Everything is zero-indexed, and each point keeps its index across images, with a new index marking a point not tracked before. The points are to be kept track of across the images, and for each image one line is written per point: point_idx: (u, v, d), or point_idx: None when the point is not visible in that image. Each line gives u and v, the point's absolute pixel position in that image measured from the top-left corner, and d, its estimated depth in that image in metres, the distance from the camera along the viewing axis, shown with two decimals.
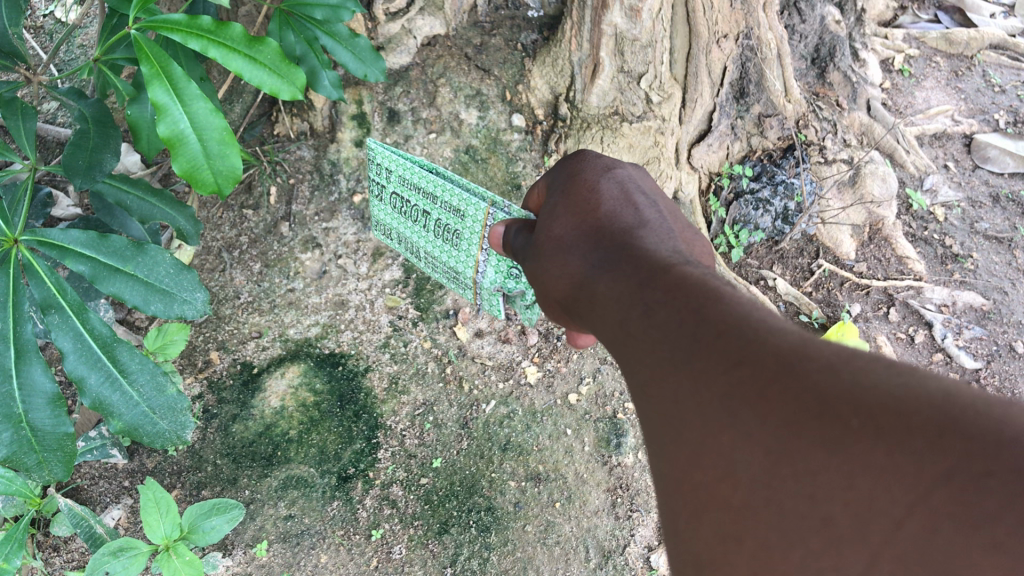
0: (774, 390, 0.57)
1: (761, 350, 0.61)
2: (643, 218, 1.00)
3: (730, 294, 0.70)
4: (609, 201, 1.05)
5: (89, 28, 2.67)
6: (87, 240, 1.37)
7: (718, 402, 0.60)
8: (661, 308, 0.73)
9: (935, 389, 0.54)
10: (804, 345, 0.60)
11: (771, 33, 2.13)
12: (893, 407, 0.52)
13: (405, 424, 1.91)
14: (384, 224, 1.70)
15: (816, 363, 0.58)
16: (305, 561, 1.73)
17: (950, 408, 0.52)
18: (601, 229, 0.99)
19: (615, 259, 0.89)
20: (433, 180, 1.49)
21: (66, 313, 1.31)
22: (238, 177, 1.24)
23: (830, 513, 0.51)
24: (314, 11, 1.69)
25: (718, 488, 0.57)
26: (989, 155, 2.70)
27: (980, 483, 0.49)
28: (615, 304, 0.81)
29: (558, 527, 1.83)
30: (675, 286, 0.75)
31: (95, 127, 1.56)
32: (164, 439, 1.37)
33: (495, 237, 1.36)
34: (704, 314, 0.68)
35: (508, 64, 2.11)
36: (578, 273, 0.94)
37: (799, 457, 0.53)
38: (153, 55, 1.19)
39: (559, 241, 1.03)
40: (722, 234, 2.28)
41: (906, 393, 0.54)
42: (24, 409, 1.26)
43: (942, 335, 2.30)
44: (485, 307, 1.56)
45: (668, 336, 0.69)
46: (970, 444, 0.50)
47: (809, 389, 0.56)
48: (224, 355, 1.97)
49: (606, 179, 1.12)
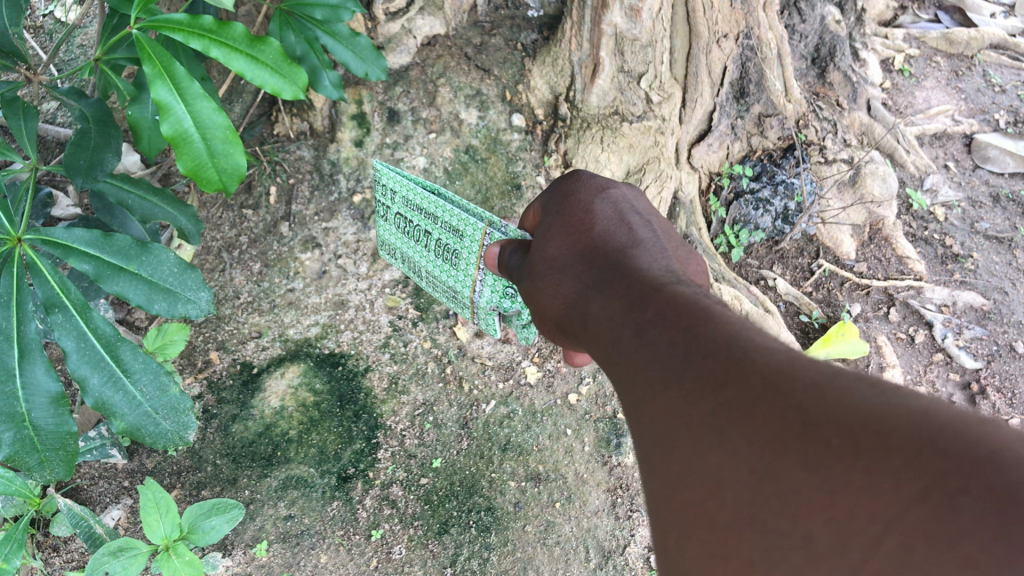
0: (758, 409, 0.57)
1: (748, 370, 0.60)
2: (637, 239, 1.00)
3: (721, 315, 0.70)
4: (603, 222, 1.05)
5: (89, 28, 2.67)
6: (91, 239, 1.36)
7: (705, 422, 0.60)
8: (651, 328, 0.73)
9: (914, 407, 0.52)
10: (789, 364, 0.60)
11: (771, 33, 2.13)
12: (873, 424, 0.52)
13: (404, 424, 1.90)
14: (388, 243, 1.71)
15: (802, 383, 0.57)
16: (305, 561, 1.73)
17: (929, 424, 0.50)
18: (595, 249, 0.99)
19: (609, 278, 0.89)
20: (432, 200, 1.49)
21: (69, 312, 1.31)
22: (242, 175, 1.24)
23: (811, 531, 0.50)
24: (314, 11, 1.68)
25: (705, 508, 0.57)
26: (989, 155, 2.69)
27: (958, 501, 0.46)
28: (606, 324, 0.81)
29: (558, 527, 1.83)
30: (666, 305, 0.75)
31: (96, 126, 1.56)
32: (166, 440, 1.37)
33: (491, 257, 1.34)
34: (695, 333, 0.68)
35: (508, 64, 2.12)
36: (574, 291, 0.95)
37: (781, 477, 0.53)
38: (155, 54, 1.19)
39: (554, 262, 1.04)
40: (722, 234, 2.28)
41: (887, 412, 0.52)
42: (26, 409, 1.26)
43: (942, 335, 2.29)
44: (481, 325, 1.56)
45: (658, 357, 0.69)
46: (949, 461, 0.48)
47: (793, 408, 0.56)
48: (224, 355, 1.97)
49: (602, 200, 1.11)
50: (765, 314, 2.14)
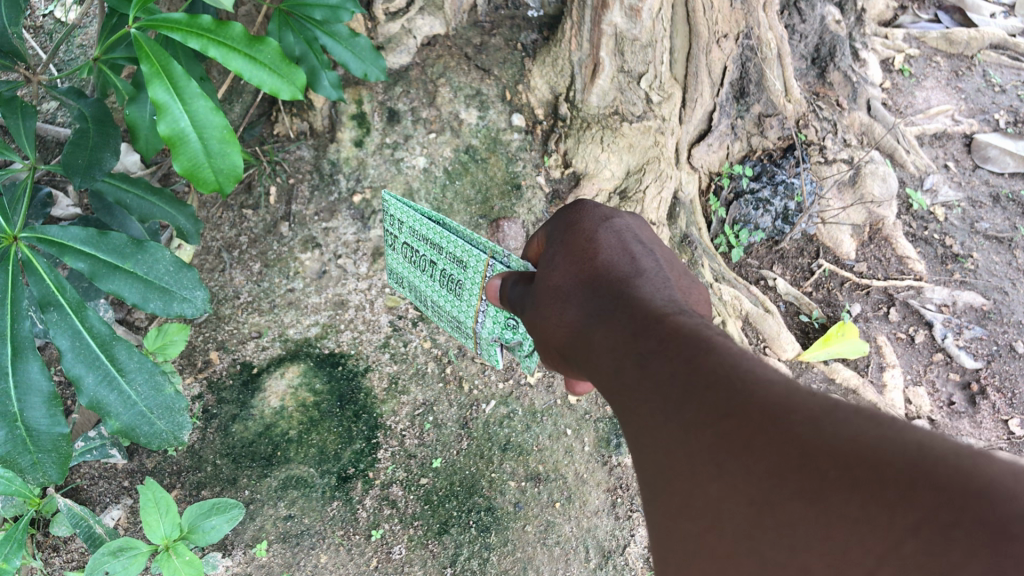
0: (757, 441, 0.57)
1: (749, 401, 0.60)
2: (639, 267, 0.99)
3: (722, 344, 0.70)
4: (605, 250, 1.05)
5: (89, 28, 2.67)
6: (87, 237, 1.36)
7: (705, 452, 0.60)
8: (652, 357, 0.73)
9: (910, 441, 0.53)
10: (789, 395, 0.60)
11: (771, 33, 2.13)
12: (869, 457, 0.52)
13: (404, 424, 1.90)
14: (398, 273, 1.71)
15: (802, 414, 0.57)
16: (305, 561, 1.73)
17: (924, 458, 0.51)
18: (597, 276, 0.99)
19: (610, 306, 0.89)
20: (437, 231, 1.49)
21: (65, 311, 1.31)
22: (238, 176, 1.24)
23: (807, 564, 0.51)
24: (314, 11, 1.68)
25: (705, 538, 0.58)
26: (989, 154, 2.69)
27: (949, 534, 0.47)
28: (608, 353, 0.81)
29: (558, 527, 1.83)
30: (668, 334, 0.75)
31: (95, 126, 1.56)
32: (161, 441, 1.37)
33: (491, 287, 1.32)
34: (695, 361, 0.68)
35: (508, 64, 2.12)
36: (576, 317, 0.95)
37: (779, 509, 0.53)
38: (153, 54, 1.19)
39: (556, 290, 1.03)
40: (722, 234, 2.28)
41: (883, 445, 0.53)
42: (19, 408, 1.25)
43: (942, 335, 2.28)
44: (483, 356, 1.54)
45: (658, 387, 0.69)
46: (941, 493, 0.48)
47: (792, 439, 0.56)
48: (224, 355, 1.97)
49: (604, 228, 1.10)
50: (765, 314, 2.12)
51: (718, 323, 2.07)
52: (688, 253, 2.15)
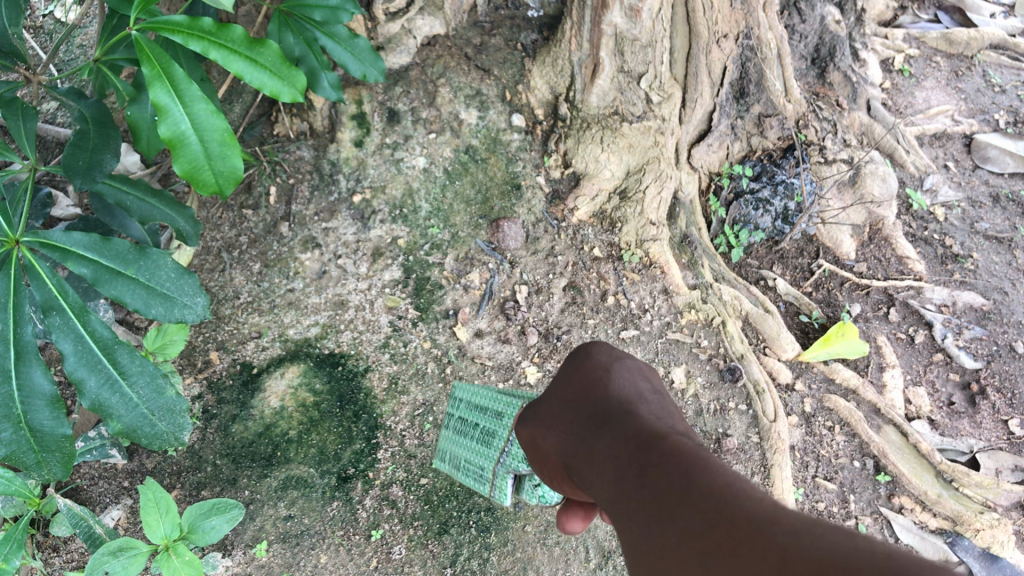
0: (742, 547, 0.57)
1: (734, 513, 0.60)
2: (645, 393, 0.97)
3: (714, 461, 0.70)
4: (616, 376, 1.01)
5: (89, 28, 2.67)
6: (89, 242, 1.35)
7: (695, 563, 0.60)
8: (649, 468, 0.74)
9: (885, 555, 0.50)
10: (773, 509, 0.59)
11: (771, 33, 2.13)
12: (836, 563, 0.50)
13: (404, 424, 1.91)
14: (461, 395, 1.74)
15: (783, 528, 0.56)
16: (305, 561, 1.74)
17: (890, 567, 0.48)
18: (601, 394, 0.98)
19: (612, 420, 0.89)
20: None
21: (67, 315, 1.30)
22: (239, 178, 1.25)
23: None
24: (314, 12, 1.68)
25: None
26: (989, 154, 2.69)
27: None
28: (608, 463, 0.81)
29: (558, 527, 1.83)
30: (664, 448, 0.75)
31: (95, 127, 1.55)
32: (161, 441, 1.38)
33: None
34: (686, 475, 0.68)
35: (508, 64, 2.13)
36: (573, 433, 0.94)
37: None
38: (154, 56, 1.19)
39: (559, 406, 1.02)
40: (722, 234, 2.29)
41: (854, 555, 0.51)
42: (23, 409, 1.26)
43: (942, 335, 2.27)
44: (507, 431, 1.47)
45: (653, 499, 0.69)
46: None
47: (768, 548, 0.55)
48: (224, 355, 1.97)
49: (617, 361, 1.06)
50: (765, 314, 2.12)
51: (718, 323, 2.07)
52: (688, 254, 2.19)
